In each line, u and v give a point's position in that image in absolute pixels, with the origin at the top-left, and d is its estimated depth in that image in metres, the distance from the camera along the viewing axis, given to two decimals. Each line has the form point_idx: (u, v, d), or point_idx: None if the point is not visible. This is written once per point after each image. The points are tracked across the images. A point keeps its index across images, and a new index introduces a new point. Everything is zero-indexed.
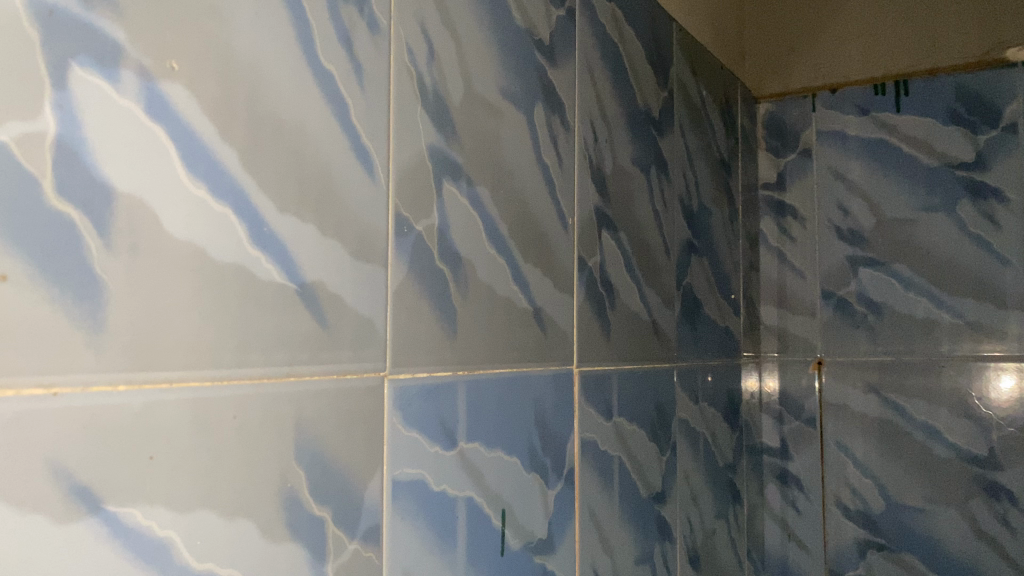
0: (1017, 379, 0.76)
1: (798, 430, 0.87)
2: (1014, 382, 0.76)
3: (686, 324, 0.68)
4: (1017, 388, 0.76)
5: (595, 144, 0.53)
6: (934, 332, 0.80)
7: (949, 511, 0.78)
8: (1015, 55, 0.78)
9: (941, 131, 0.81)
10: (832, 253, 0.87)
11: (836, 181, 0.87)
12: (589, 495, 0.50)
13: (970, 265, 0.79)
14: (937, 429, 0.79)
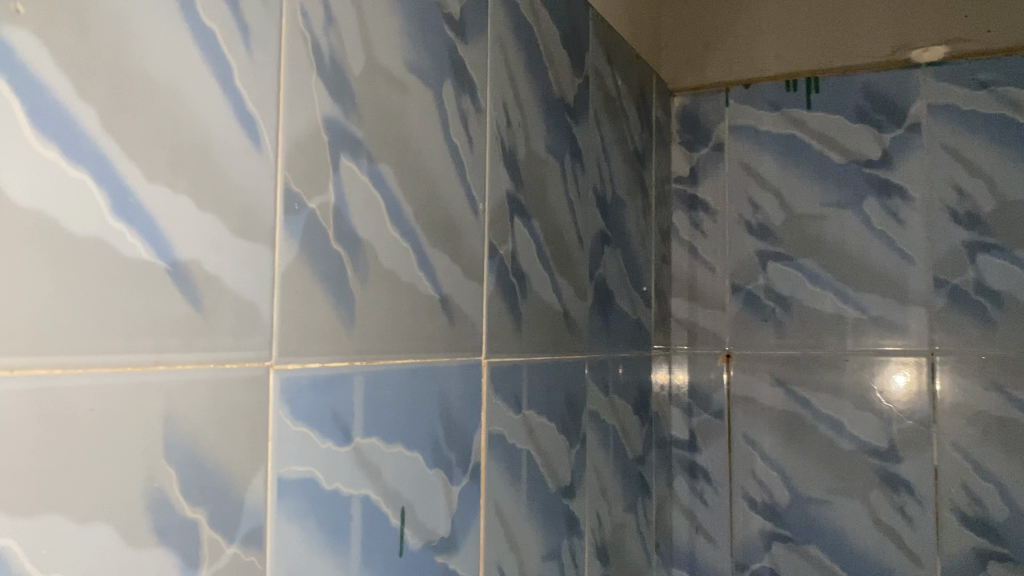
0: (909, 375, 0.79)
1: (707, 422, 0.88)
2: (908, 374, 0.79)
3: (598, 316, 0.67)
4: (911, 380, 0.79)
5: (508, 127, 0.51)
6: (840, 327, 0.82)
7: (850, 502, 0.80)
8: (919, 57, 0.81)
9: (849, 129, 0.83)
10: (742, 248, 0.87)
11: (747, 176, 0.87)
12: (495, 490, 0.49)
13: (875, 261, 0.81)
14: (840, 422, 0.81)
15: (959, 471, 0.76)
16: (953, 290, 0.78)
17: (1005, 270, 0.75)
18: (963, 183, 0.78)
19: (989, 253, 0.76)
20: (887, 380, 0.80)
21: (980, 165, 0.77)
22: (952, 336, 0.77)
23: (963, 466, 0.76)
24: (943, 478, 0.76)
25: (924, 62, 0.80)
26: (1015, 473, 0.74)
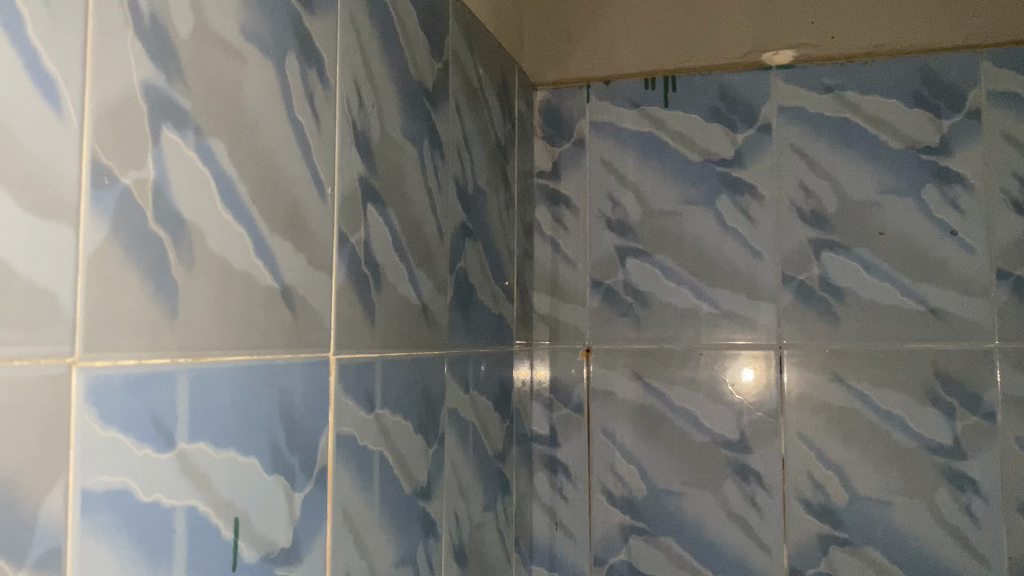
0: (756, 369, 0.81)
1: (567, 418, 0.87)
2: (754, 370, 0.81)
3: (458, 311, 0.65)
4: (757, 375, 0.81)
5: (360, 109, 0.48)
6: (695, 321, 0.83)
7: (704, 493, 0.81)
8: (770, 60, 0.83)
9: (704, 129, 0.85)
10: (602, 243, 0.87)
11: (607, 173, 0.88)
12: (343, 494, 0.46)
13: (728, 257, 0.83)
14: (695, 415, 0.83)
15: (804, 459, 0.79)
16: (800, 286, 0.80)
17: (847, 266, 0.79)
18: (810, 183, 0.81)
19: (832, 250, 0.80)
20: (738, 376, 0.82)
21: (825, 166, 0.80)
22: (798, 330, 0.80)
23: (808, 455, 0.79)
24: (790, 466, 0.79)
25: (775, 65, 0.83)
26: (854, 460, 0.78)
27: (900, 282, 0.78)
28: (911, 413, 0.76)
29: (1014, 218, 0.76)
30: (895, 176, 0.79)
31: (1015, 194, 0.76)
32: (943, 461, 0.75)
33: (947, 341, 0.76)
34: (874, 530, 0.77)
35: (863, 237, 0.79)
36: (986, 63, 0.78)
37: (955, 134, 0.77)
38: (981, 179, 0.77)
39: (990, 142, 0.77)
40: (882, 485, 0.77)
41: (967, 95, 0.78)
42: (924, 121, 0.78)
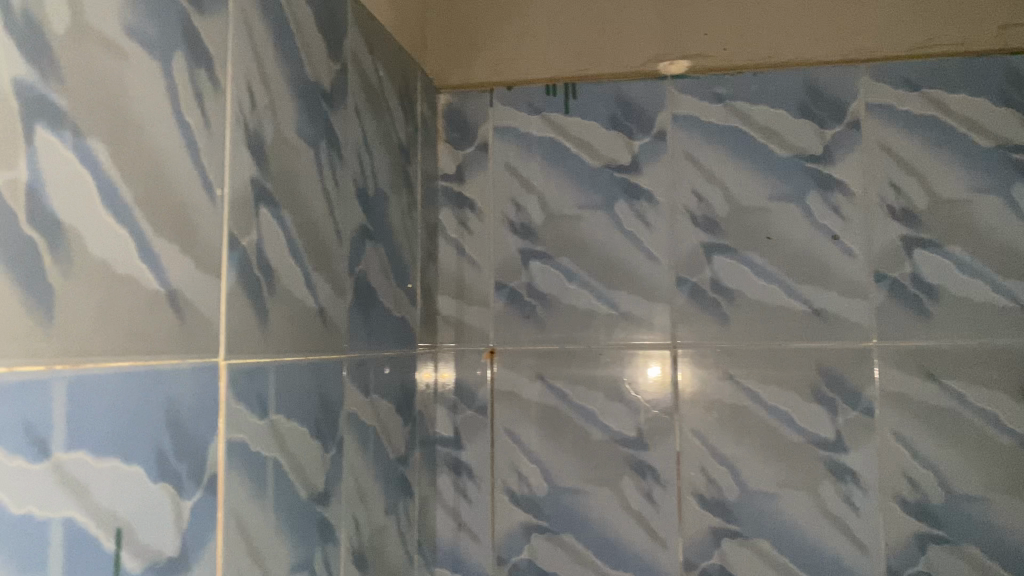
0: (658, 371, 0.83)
1: (470, 420, 0.87)
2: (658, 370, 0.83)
3: (358, 314, 0.64)
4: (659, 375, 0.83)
5: (253, 110, 0.48)
6: (595, 323, 0.85)
7: (602, 490, 0.83)
8: (665, 69, 0.86)
9: (603, 135, 0.87)
10: (505, 245, 0.88)
11: (510, 176, 0.88)
12: (234, 501, 0.45)
13: (625, 259, 0.85)
14: (594, 414, 0.84)
15: (698, 456, 0.82)
16: (693, 288, 0.83)
17: (737, 269, 0.82)
18: (702, 189, 0.84)
19: (723, 253, 0.83)
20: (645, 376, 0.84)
21: (717, 173, 0.84)
22: (692, 330, 0.83)
23: (701, 451, 0.82)
24: (685, 463, 0.82)
25: (670, 74, 0.86)
26: (744, 455, 0.81)
27: (786, 284, 0.81)
28: (796, 408, 0.80)
29: (890, 224, 0.80)
30: (782, 184, 0.82)
31: (890, 201, 0.80)
32: (826, 454, 0.79)
33: (829, 340, 0.80)
34: (764, 521, 0.80)
35: (752, 241, 0.82)
36: (865, 77, 0.82)
37: (838, 144, 0.82)
38: (860, 186, 0.81)
39: (869, 152, 0.81)
40: (771, 478, 0.80)
41: (848, 108, 0.82)
42: (809, 131, 0.82)
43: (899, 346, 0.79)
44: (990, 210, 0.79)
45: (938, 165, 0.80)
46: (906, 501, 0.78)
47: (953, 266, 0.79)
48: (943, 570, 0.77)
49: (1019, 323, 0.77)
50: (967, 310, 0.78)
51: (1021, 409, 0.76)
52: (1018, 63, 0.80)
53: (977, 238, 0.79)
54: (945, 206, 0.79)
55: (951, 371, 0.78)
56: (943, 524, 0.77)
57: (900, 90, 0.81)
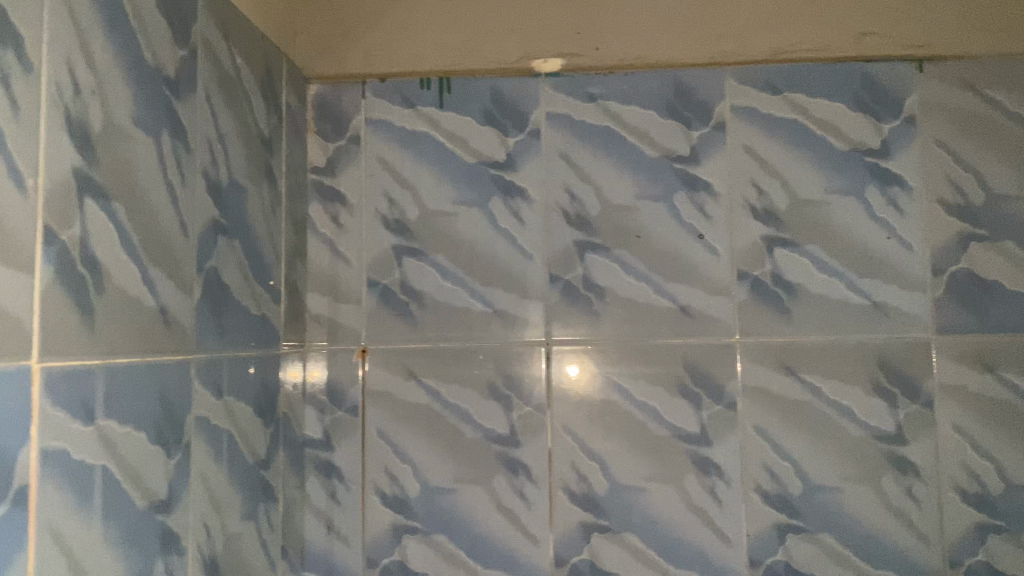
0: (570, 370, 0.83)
1: (339, 420, 0.84)
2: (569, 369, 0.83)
3: (208, 312, 0.62)
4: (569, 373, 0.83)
5: (77, 95, 0.45)
6: (469, 321, 0.84)
7: (474, 489, 0.82)
8: (539, 67, 0.86)
9: (477, 130, 0.86)
10: (376, 242, 0.85)
11: (382, 170, 0.86)
12: (51, 513, 0.42)
13: (499, 256, 0.84)
14: (467, 412, 0.83)
15: (569, 452, 0.82)
16: (566, 285, 0.84)
17: (607, 267, 0.83)
18: (575, 187, 0.84)
19: (594, 251, 0.84)
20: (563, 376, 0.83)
21: (588, 171, 0.84)
22: (564, 327, 0.83)
23: (572, 448, 0.82)
24: (556, 459, 0.82)
25: (544, 72, 0.86)
26: (614, 450, 0.82)
27: (655, 282, 0.83)
28: (664, 404, 0.82)
29: (753, 224, 0.83)
30: (651, 183, 0.84)
31: (753, 201, 0.83)
32: (691, 447, 0.81)
33: (695, 337, 0.82)
34: (631, 515, 0.81)
35: (622, 239, 0.83)
36: (730, 80, 0.84)
37: (704, 146, 0.84)
38: (725, 186, 0.83)
39: (734, 153, 0.83)
40: (638, 472, 0.81)
41: (714, 110, 0.84)
42: (677, 132, 0.84)
43: (761, 342, 0.81)
44: (845, 211, 0.82)
45: (798, 167, 0.83)
46: (767, 492, 0.80)
47: (811, 264, 0.82)
48: (800, 558, 0.80)
49: (871, 319, 0.81)
50: (823, 307, 0.81)
51: (872, 401, 0.80)
52: (871, 71, 0.83)
53: (832, 238, 0.82)
54: (803, 206, 0.82)
55: (808, 366, 0.81)
56: (800, 513, 0.80)
57: (764, 94, 0.84)
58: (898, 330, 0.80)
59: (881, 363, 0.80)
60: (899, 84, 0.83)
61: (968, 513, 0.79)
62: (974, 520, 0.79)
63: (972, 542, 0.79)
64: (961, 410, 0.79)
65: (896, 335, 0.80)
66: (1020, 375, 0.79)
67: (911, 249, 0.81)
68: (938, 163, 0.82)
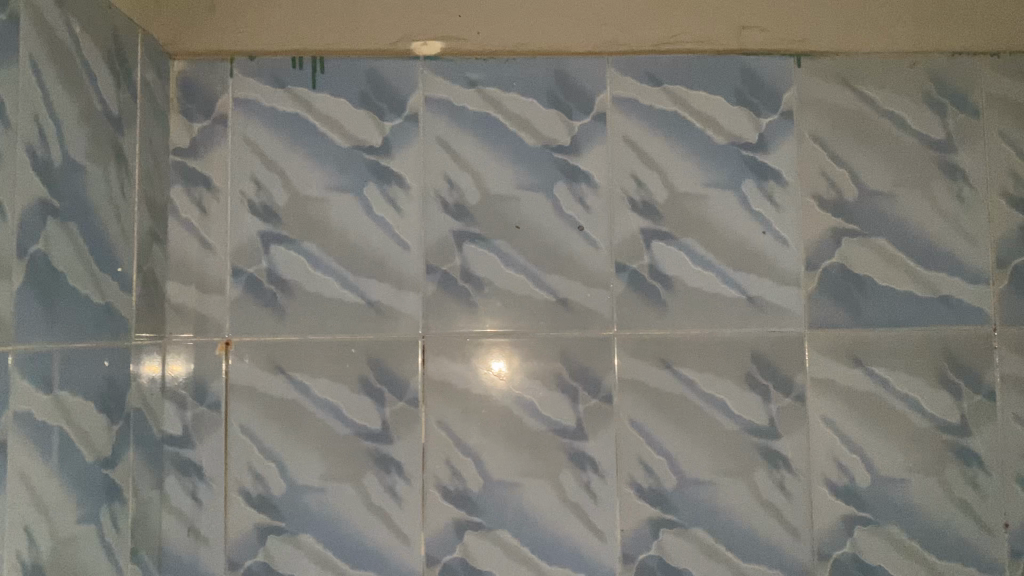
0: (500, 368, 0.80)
1: (201, 416, 0.80)
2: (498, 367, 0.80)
3: (33, 300, 0.57)
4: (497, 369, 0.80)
5: None
6: (341, 312, 0.81)
7: (343, 486, 0.79)
8: (418, 49, 0.83)
9: (352, 114, 0.82)
10: (244, 228, 0.81)
11: (251, 153, 0.82)
12: None
13: (373, 245, 0.81)
14: (336, 407, 0.80)
15: (443, 447, 0.79)
16: (443, 276, 0.81)
17: (485, 258, 0.81)
18: (453, 175, 0.82)
19: (472, 241, 0.81)
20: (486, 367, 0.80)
21: (467, 159, 0.82)
22: (440, 320, 0.81)
23: (446, 443, 0.80)
24: (429, 455, 0.79)
25: (422, 55, 0.83)
26: (489, 445, 0.80)
27: (532, 273, 0.81)
28: (540, 398, 0.80)
29: (631, 216, 0.82)
30: (531, 173, 0.82)
31: (633, 194, 0.82)
32: (567, 442, 0.80)
33: (571, 329, 0.81)
34: (505, 512, 0.79)
35: (500, 229, 0.81)
36: (611, 69, 0.83)
37: (584, 136, 0.82)
38: (605, 178, 0.82)
39: (614, 144, 0.82)
40: (513, 468, 0.79)
41: (595, 99, 0.83)
42: (557, 121, 0.82)
43: (638, 335, 0.80)
44: (722, 204, 0.82)
45: (677, 160, 0.82)
46: (641, 487, 0.79)
47: (688, 258, 0.81)
48: (672, 553, 0.79)
49: (746, 313, 0.81)
50: (698, 301, 0.81)
51: (746, 395, 0.80)
52: (751, 64, 0.83)
53: (709, 232, 0.81)
54: (681, 199, 0.82)
55: (684, 359, 0.80)
56: (674, 508, 0.79)
57: (645, 84, 0.83)
58: (772, 324, 0.80)
59: (755, 357, 0.80)
60: (778, 78, 0.83)
61: (838, 506, 0.79)
62: (843, 512, 0.79)
63: (841, 535, 0.79)
64: (832, 404, 0.80)
65: (770, 329, 0.80)
66: (888, 369, 0.80)
67: (786, 244, 0.81)
68: (814, 158, 0.82)
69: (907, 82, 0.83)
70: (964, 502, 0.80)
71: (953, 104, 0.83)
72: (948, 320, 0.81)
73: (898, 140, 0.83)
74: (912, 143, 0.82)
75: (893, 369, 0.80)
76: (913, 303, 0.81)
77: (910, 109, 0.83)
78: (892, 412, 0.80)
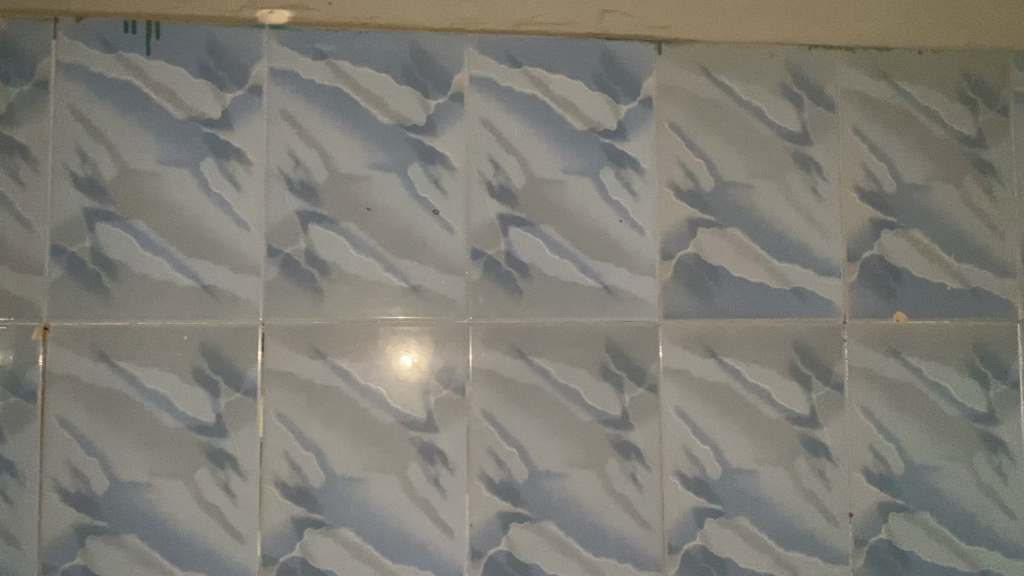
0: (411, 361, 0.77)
1: (14, 408, 0.73)
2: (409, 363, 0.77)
3: None
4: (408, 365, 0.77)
5: None
6: (173, 296, 0.75)
7: (172, 482, 0.74)
8: (264, 17, 0.78)
9: (189, 84, 0.77)
10: (67, 204, 0.75)
11: (76, 122, 0.76)
12: None
13: (210, 225, 0.76)
14: (166, 398, 0.74)
15: (283, 441, 0.75)
16: (285, 260, 0.76)
17: (333, 241, 0.77)
18: (299, 152, 0.77)
19: (318, 223, 0.77)
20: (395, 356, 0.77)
21: (314, 136, 0.77)
22: (283, 306, 0.76)
23: (286, 436, 0.75)
24: (267, 450, 0.75)
25: (269, 24, 0.78)
26: (332, 439, 0.75)
27: (382, 258, 0.77)
28: (389, 389, 0.76)
29: (487, 200, 0.79)
30: (383, 152, 0.78)
31: (490, 177, 0.79)
32: (416, 435, 0.76)
33: (422, 317, 0.77)
34: (348, 508, 0.75)
35: (348, 211, 0.77)
36: (469, 47, 0.80)
37: (439, 115, 0.79)
38: (461, 160, 0.79)
39: (470, 126, 0.79)
40: (357, 462, 0.76)
41: (452, 78, 0.79)
42: (412, 99, 0.79)
43: (491, 324, 0.78)
44: (579, 191, 0.80)
45: (534, 144, 0.80)
46: (491, 480, 0.77)
47: (544, 245, 0.79)
48: (523, 548, 0.77)
49: (602, 303, 0.79)
50: (554, 290, 0.79)
51: (600, 386, 0.78)
52: (612, 49, 0.82)
53: (566, 219, 0.79)
54: (539, 185, 0.80)
55: (539, 349, 0.78)
56: (525, 502, 0.77)
57: (503, 64, 0.80)
58: (627, 314, 0.79)
59: (609, 347, 0.79)
60: (638, 64, 0.82)
61: (689, 497, 0.79)
62: (694, 504, 0.79)
63: (691, 527, 0.78)
64: (686, 395, 0.79)
65: (624, 319, 0.79)
66: (740, 361, 0.80)
67: (642, 233, 0.80)
68: (673, 146, 0.81)
69: (765, 73, 0.83)
70: (811, 493, 0.80)
71: (809, 97, 0.83)
72: (799, 312, 0.81)
73: (755, 131, 0.82)
74: (768, 134, 0.82)
75: (746, 360, 0.80)
76: (766, 295, 0.81)
77: (767, 100, 0.83)
78: (743, 403, 0.80)
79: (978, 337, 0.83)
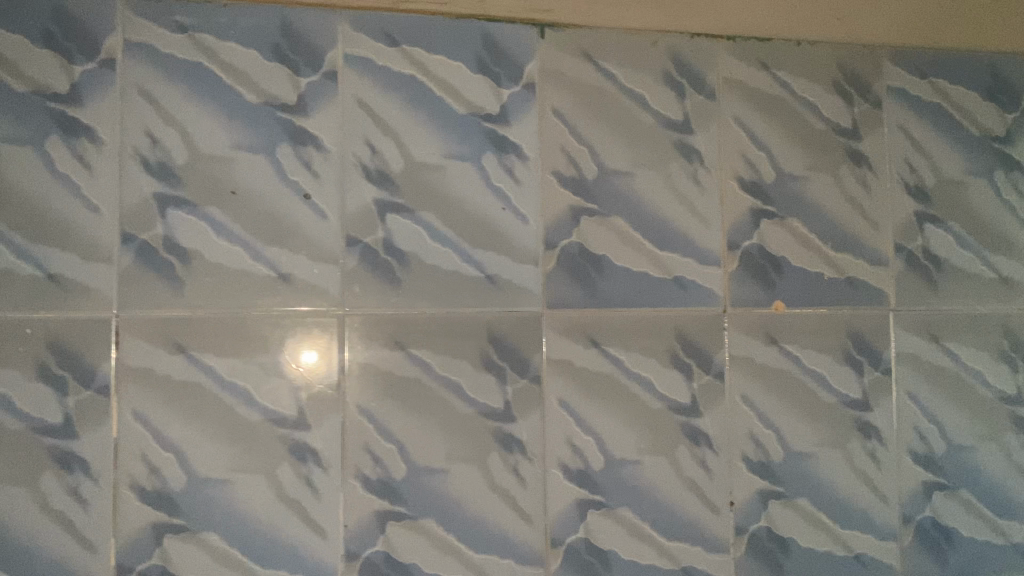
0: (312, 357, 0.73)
1: None
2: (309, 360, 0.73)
3: None
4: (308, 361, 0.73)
5: None
6: (13, 286, 0.69)
7: (13, 489, 0.68)
8: None
9: (33, 55, 0.71)
10: None
11: None
12: None
13: (56, 209, 0.70)
14: (6, 397, 0.68)
15: (139, 442, 0.70)
16: (141, 247, 0.71)
17: (194, 227, 0.72)
18: (157, 132, 0.72)
19: (178, 208, 0.72)
20: (305, 343, 0.73)
21: (174, 115, 0.72)
22: (139, 297, 0.70)
23: (143, 436, 0.70)
24: (122, 452, 0.69)
25: None
26: (193, 438, 0.71)
27: (249, 245, 0.73)
28: (257, 384, 0.72)
29: (363, 185, 0.75)
30: (251, 133, 0.74)
31: (366, 161, 0.75)
32: (286, 433, 0.72)
33: (293, 308, 0.73)
34: (212, 512, 0.71)
35: (212, 195, 0.72)
36: (343, 24, 0.76)
37: (311, 95, 0.75)
38: (334, 143, 0.75)
39: (345, 106, 0.75)
40: (222, 462, 0.71)
41: (324, 56, 0.75)
42: (281, 77, 0.74)
43: (367, 315, 0.74)
44: (459, 177, 0.77)
45: (413, 127, 0.77)
46: (367, 478, 0.73)
47: (423, 232, 0.76)
48: (400, 548, 0.74)
49: (483, 292, 0.77)
50: (433, 279, 0.76)
51: (482, 378, 0.76)
52: (493, 31, 0.79)
53: (445, 206, 0.77)
54: (417, 170, 0.77)
55: (417, 341, 0.75)
56: (403, 499, 0.74)
57: (380, 44, 0.77)
58: (509, 303, 0.77)
59: (491, 338, 0.76)
60: (520, 47, 0.80)
61: (571, 490, 0.77)
62: (576, 498, 0.77)
63: (574, 520, 0.77)
64: (569, 387, 0.78)
65: (505, 309, 0.77)
66: (623, 350, 0.79)
67: (524, 221, 0.78)
68: (555, 132, 0.79)
69: (648, 60, 0.82)
70: (692, 482, 0.80)
71: (691, 85, 0.83)
72: (681, 301, 0.81)
73: (637, 119, 0.82)
74: (651, 122, 0.82)
75: (628, 350, 0.79)
76: (648, 284, 0.80)
77: (650, 88, 0.82)
78: (626, 394, 0.79)
79: (853, 326, 0.84)
